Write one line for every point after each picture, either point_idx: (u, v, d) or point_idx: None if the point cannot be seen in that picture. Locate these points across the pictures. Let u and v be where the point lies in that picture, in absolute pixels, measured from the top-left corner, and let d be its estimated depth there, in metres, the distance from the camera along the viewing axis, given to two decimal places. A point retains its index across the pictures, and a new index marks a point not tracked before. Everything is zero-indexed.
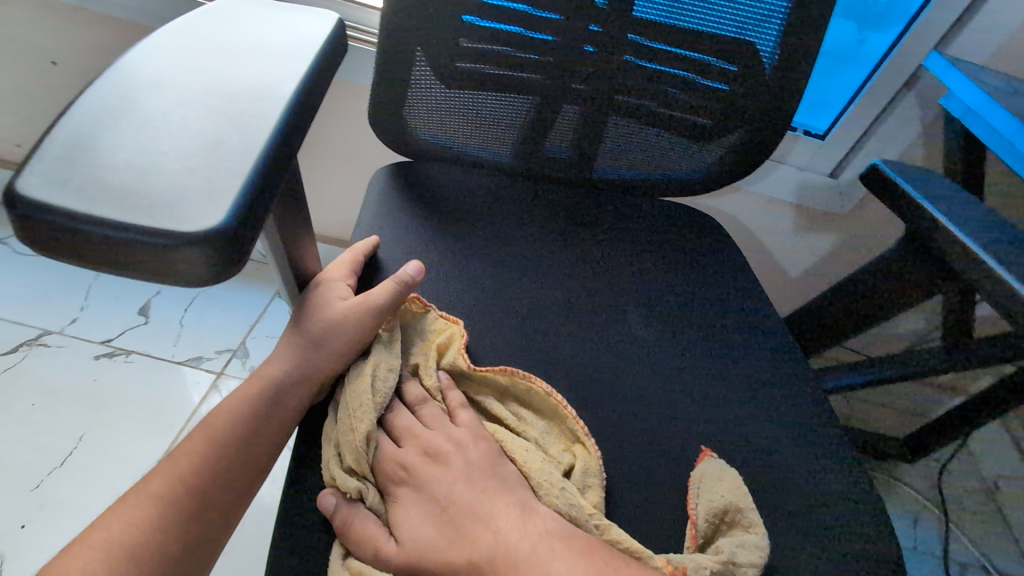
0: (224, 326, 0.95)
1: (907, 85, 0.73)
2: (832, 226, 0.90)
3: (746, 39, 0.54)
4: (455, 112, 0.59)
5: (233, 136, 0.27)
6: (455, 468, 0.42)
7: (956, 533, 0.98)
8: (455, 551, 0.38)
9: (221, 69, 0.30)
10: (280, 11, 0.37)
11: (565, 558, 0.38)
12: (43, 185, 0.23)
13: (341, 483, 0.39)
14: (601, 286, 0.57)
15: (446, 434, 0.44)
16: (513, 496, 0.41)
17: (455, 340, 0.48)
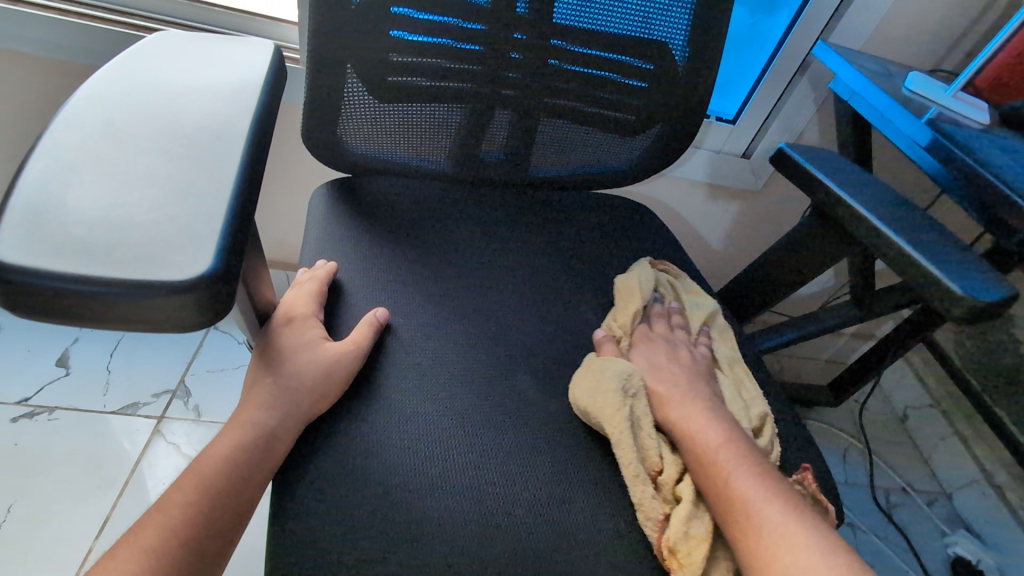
0: (158, 366, 0.89)
1: (799, 70, 0.80)
2: (749, 200, 0.97)
3: (652, 38, 0.57)
4: (391, 126, 0.59)
5: (200, 179, 0.27)
6: (687, 351, 0.54)
7: (880, 464, 1.10)
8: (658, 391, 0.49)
9: (172, 106, 0.30)
10: (207, 44, 0.36)
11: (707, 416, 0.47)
12: (21, 249, 0.22)
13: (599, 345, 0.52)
14: (557, 279, 0.59)
15: (688, 341, 0.55)
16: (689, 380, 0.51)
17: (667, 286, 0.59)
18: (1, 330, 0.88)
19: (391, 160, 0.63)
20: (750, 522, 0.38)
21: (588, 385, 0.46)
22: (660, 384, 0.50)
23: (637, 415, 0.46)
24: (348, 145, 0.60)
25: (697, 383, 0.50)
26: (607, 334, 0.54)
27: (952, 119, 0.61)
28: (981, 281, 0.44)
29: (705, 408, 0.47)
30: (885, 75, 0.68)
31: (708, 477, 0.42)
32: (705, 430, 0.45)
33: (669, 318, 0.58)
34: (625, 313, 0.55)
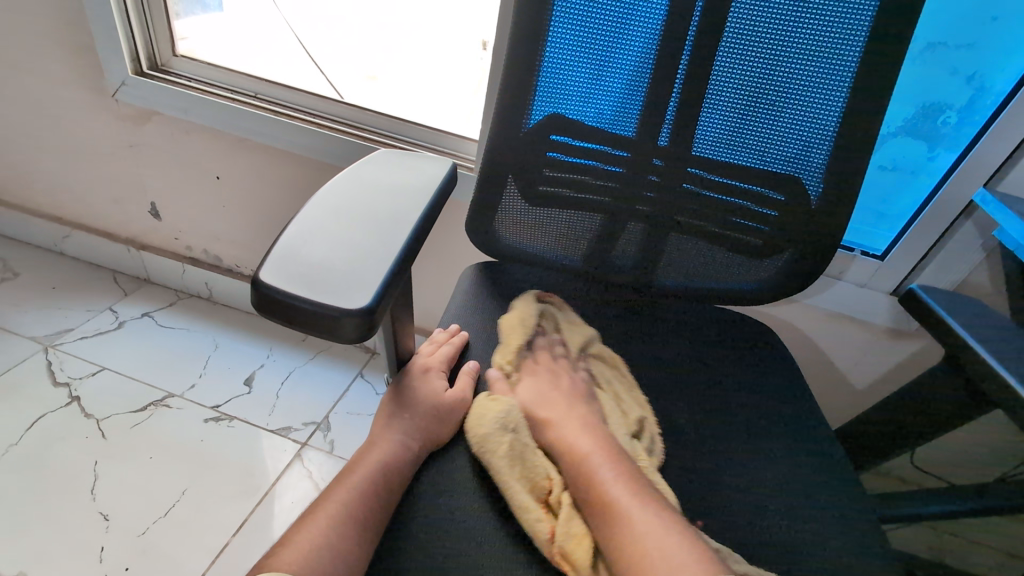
0: (313, 400, 1.06)
1: (962, 216, 0.76)
2: (895, 342, 0.90)
3: (786, 172, 0.61)
4: (536, 225, 0.70)
5: (386, 244, 0.37)
6: (565, 379, 0.62)
7: None
8: (578, 438, 0.53)
9: (378, 196, 0.42)
10: (406, 157, 0.49)
11: (605, 462, 0.50)
12: (275, 273, 0.34)
13: (496, 367, 0.60)
14: (662, 381, 0.62)
15: (571, 369, 0.63)
16: (571, 423, 0.55)
17: (509, 339, 0.63)
18: (216, 347, 1.13)
19: (532, 253, 0.73)
20: (632, 519, 0.45)
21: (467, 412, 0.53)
22: (542, 411, 0.57)
23: (524, 441, 0.52)
24: (500, 236, 0.71)
25: (580, 410, 0.57)
26: (498, 373, 0.59)
27: None
28: None
29: (584, 429, 0.55)
30: None
31: (593, 488, 0.48)
32: (592, 448, 0.52)
33: (552, 352, 0.65)
34: (507, 348, 0.62)
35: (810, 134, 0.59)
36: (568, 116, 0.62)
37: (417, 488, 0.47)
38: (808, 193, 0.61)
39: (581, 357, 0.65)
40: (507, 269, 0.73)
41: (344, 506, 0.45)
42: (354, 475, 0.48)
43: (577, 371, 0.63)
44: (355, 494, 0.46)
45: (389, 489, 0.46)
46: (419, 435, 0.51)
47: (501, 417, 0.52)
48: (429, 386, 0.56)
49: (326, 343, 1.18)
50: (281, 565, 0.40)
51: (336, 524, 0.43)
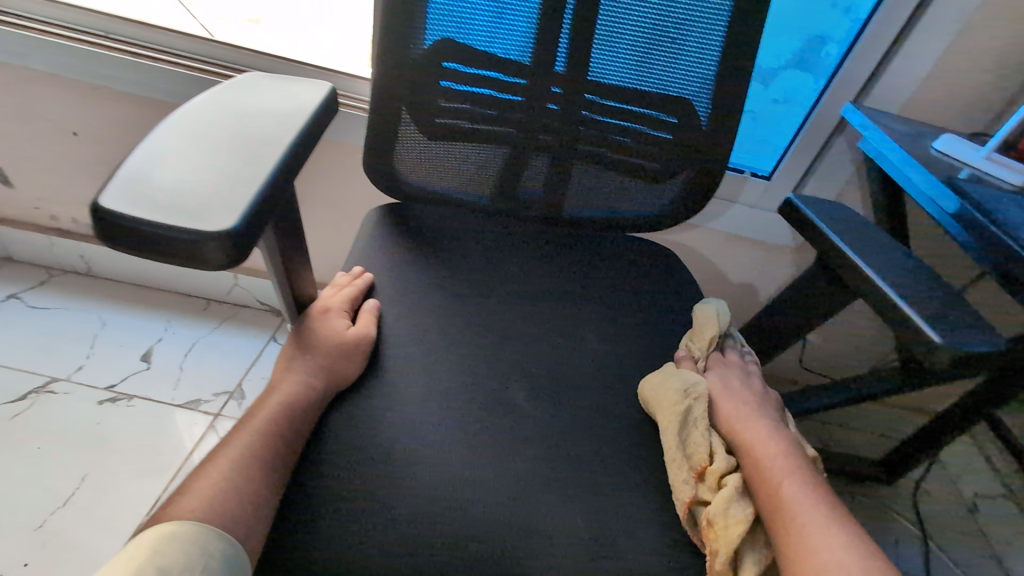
0: (222, 369, 1.00)
1: (833, 134, 0.83)
2: (783, 257, 0.98)
3: (678, 94, 0.62)
4: (438, 161, 0.67)
5: (253, 167, 0.34)
6: (748, 379, 0.60)
7: (940, 554, 1.01)
8: (746, 434, 0.52)
9: (242, 119, 0.39)
10: (278, 82, 0.46)
11: (773, 457, 0.50)
12: (118, 199, 0.30)
13: (693, 353, 0.61)
14: (572, 305, 0.64)
15: (748, 372, 0.62)
16: (764, 420, 0.55)
17: (708, 325, 0.62)
18: (103, 325, 1.03)
19: (437, 192, 0.71)
20: (801, 512, 0.44)
21: (656, 379, 0.54)
22: (726, 402, 0.56)
23: (695, 415, 0.52)
24: (402, 176, 0.68)
25: (759, 406, 0.56)
26: (688, 354, 0.60)
27: (984, 182, 0.59)
28: (970, 333, 0.45)
29: (758, 421, 0.54)
30: (912, 136, 0.67)
31: (760, 474, 0.48)
32: (764, 441, 0.51)
33: (734, 354, 0.64)
34: (703, 337, 0.61)
35: (696, 53, 0.60)
36: (459, 41, 0.59)
37: (325, 434, 0.46)
38: (697, 114, 0.63)
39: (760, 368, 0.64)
40: (413, 209, 0.71)
41: (251, 449, 0.42)
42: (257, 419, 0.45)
43: (762, 386, 0.61)
44: (260, 436, 0.44)
45: (296, 432, 0.45)
46: (310, 374, 0.49)
47: (680, 397, 0.52)
48: (329, 326, 0.54)
49: (232, 310, 1.10)
50: (183, 513, 0.37)
51: (242, 467, 0.41)
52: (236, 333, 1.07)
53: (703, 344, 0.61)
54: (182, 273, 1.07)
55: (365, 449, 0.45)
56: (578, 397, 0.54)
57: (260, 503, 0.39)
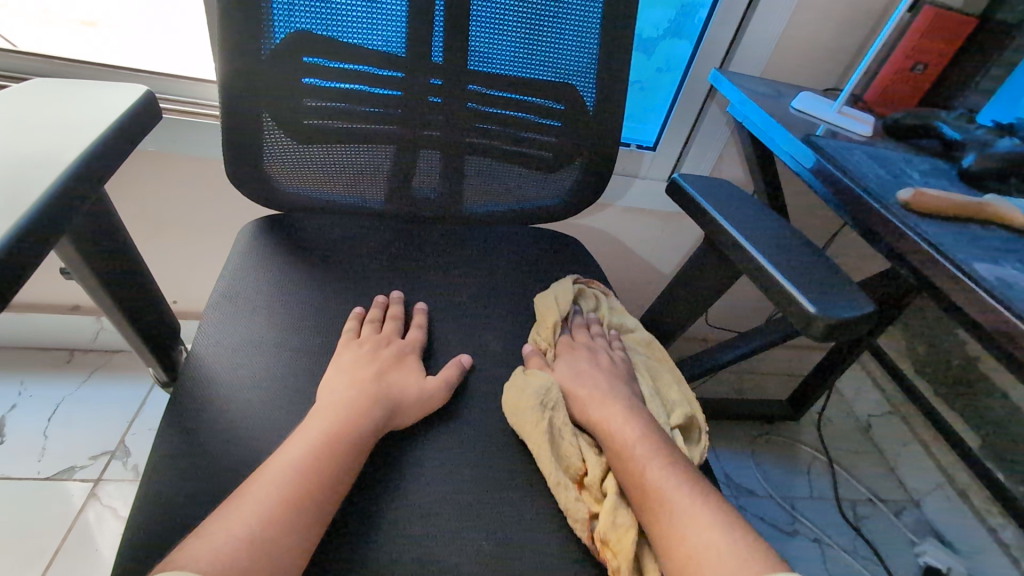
0: (96, 428, 0.87)
1: (710, 100, 0.85)
2: (678, 223, 1.01)
3: (567, 83, 0.58)
4: (314, 167, 0.59)
5: (9, 191, 0.30)
6: (604, 355, 0.56)
7: (845, 475, 1.11)
8: (604, 417, 0.48)
9: (15, 135, 0.34)
10: (79, 89, 0.41)
11: (634, 430, 0.46)
12: None
13: (541, 343, 0.56)
14: (480, 300, 0.60)
15: (607, 345, 0.58)
16: (621, 392, 0.51)
17: (552, 309, 0.58)
18: None
19: (321, 197, 0.63)
20: (669, 500, 0.40)
21: (509, 396, 0.48)
22: (583, 386, 0.51)
23: (557, 425, 0.47)
24: (278, 184, 0.60)
25: (616, 382, 0.52)
26: (535, 348, 0.55)
27: (841, 136, 0.61)
28: (834, 299, 0.47)
29: (617, 400, 0.49)
30: (774, 97, 0.69)
31: (624, 466, 0.43)
32: (626, 423, 0.47)
33: (589, 327, 0.60)
34: (546, 326, 0.57)
35: (576, 32, 0.56)
36: (317, 33, 0.51)
37: (191, 498, 0.39)
38: (585, 99, 0.60)
39: (617, 335, 0.60)
40: (294, 223, 0.63)
41: (272, 486, 0.37)
42: (297, 446, 0.40)
43: (616, 349, 0.58)
44: (296, 470, 0.38)
45: (348, 463, 0.40)
46: (375, 407, 0.45)
47: (529, 401, 0.47)
48: (359, 355, 0.50)
49: (103, 358, 0.97)
50: (191, 562, 0.31)
51: (268, 508, 0.35)
52: (112, 383, 0.93)
53: (549, 327, 0.57)
54: (29, 325, 0.91)
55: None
56: (492, 400, 0.50)
57: (289, 557, 0.34)
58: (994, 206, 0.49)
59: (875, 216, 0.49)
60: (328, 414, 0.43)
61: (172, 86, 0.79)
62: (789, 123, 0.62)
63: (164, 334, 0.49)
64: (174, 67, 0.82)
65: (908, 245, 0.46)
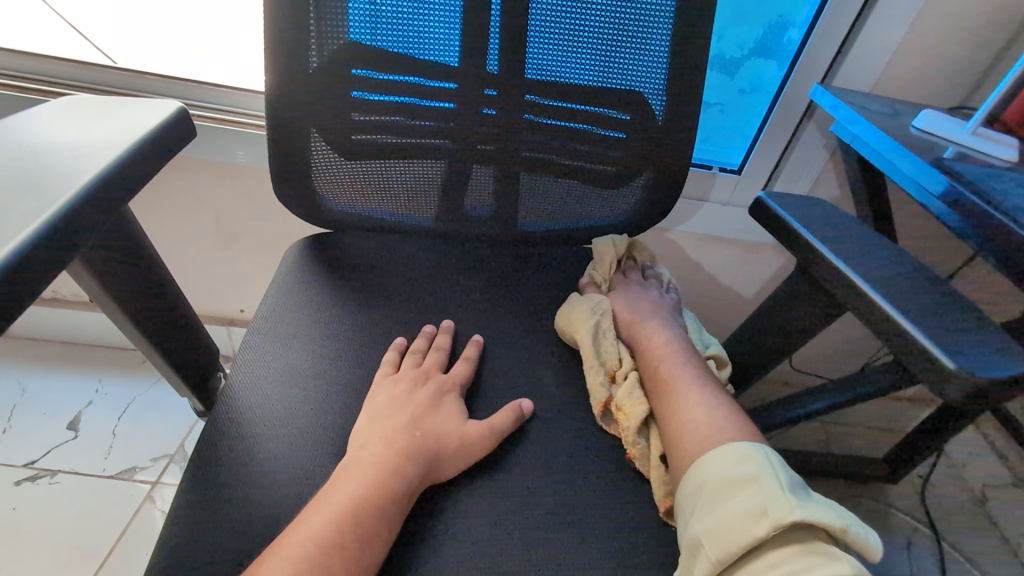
0: (159, 430, 0.90)
1: (805, 117, 0.75)
2: (760, 251, 0.92)
3: (633, 89, 0.52)
4: (364, 183, 0.57)
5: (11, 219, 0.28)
6: (655, 292, 0.61)
7: (954, 553, 0.94)
8: (646, 332, 0.54)
9: (41, 154, 0.34)
10: (116, 106, 0.41)
11: (671, 344, 0.52)
12: None
13: (599, 274, 0.61)
14: (529, 331, 0.55)
15: (657, 287, 0.63)
16: (666, 318, 0.56)
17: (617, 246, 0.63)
18: (24, 392, 0.92)
19: (373, 216, 0.61)
20: (684, 392, 0.46)
21: (567, 306, 0.55)
22: (632, 311, 0.57)
23: (604, 330, 0.53)
24: (325, 201, 0.58)
25: (663, 311, 0.58)
26: (591, 280, 0.61)
27: (973, 160, 0.50)
28: (978, 359, 0.37)
29: (662, 323, 0.55)
30: (888, 115, 0.59)
31: (655, 368, 0.50)
32: (666, 340, 0.52)
33: (643, 273, 0.65)
34: (604, 262, 0.62)
35: (645, 36, 0.50)
36: (368, 44, 0.48)
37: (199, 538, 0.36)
38: (654, 109, 0.53)
39: (668, 280, 0.64)
40: (342, 243, 0.61)
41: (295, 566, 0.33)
42: (325, 515, 0.36)
43: (668, 291, 0.62)
44: (323, 546, 0.34)
45: (370, 536, 0.36)
46: (409, 464, 0.41)
47: (586, 308, 0.54)
48: (392, 392, 0.46)
49: None
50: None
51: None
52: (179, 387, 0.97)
53: (612, 256, 0.62)
54: (111, 326, 0.97)
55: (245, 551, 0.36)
56: (535, 451, 0.44)
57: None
58: None
59: None
60: (349, 474, 0.39)
61: (243, 101, 0.81)
62: (905, 143, 0.52)
63: (203, 352, 0.48)
64: (246, 83, 0.84)
65: None
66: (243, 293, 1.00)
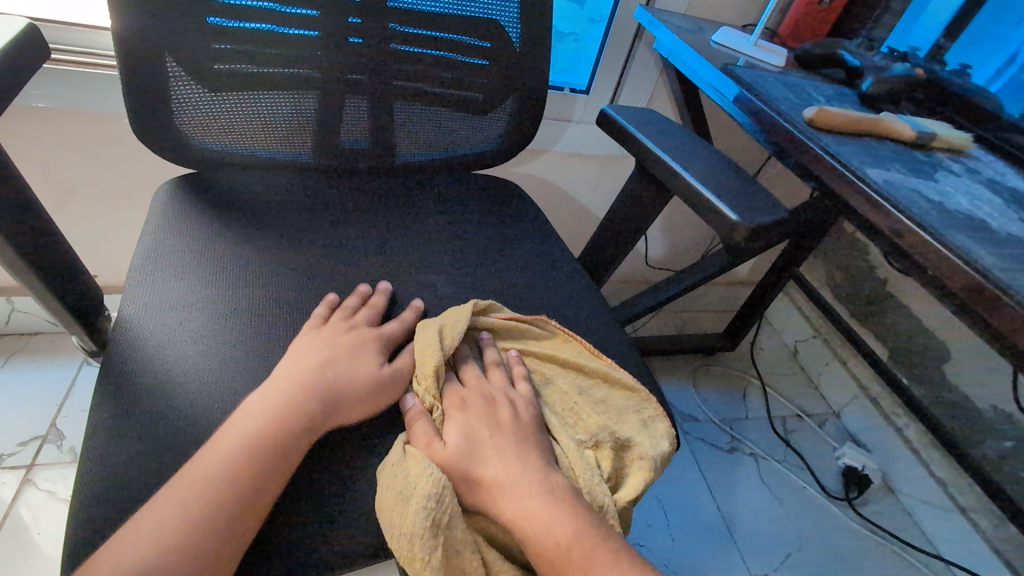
0: (21, 414, 0.82)
1: (636, 39, 0.85)
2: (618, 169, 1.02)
3: (492, 17, 0.57)
4: (231, 118, 0.54)
5: None
6: (503, 405, 0.43)
7: (775, 395, 1.20)
8: (516, 497, 0.37)
9: None
10: None
11: (559, 516, 0.36)
12: None
13: (417, 392, 0.43)
14: (411, 239, 0.58)
15: (506, 385, 0.45)
16: (537, 454, 0.40)
17: (430, 345, 0.44)
18: None
19: (245, 156, 0.57)
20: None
21: (388, 494, 0.36)
22: (488, 464, 0.39)
23: (450, 524, 0.35)
24: (191, 140, 0.53)
25: (527, 448, 0.40)
26: (417, 403, 0.42)
27: (758, 67, 0.62)
28: (765, 207, 0.46)
29: (542, 480, 0.38)
30: (697, 31, 0.70)
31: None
32: (555, 524, 0.35)
33: (487, 361, 0.47)
34: (426, 371, 0.43)
35: None
36: None
37: (128, 451, 0.37)
38: (511, 36, 0.58)
39: (518, 359, 0.48)
40: (213, 177, 0.57)
41: (228, 451, 0.35)
42: (256, 400, 0.38)
43: (518, 385, 0.45)
44: (252, 431, 0.36)
45: (309, 428, 0.38)
46: (341, 363, 0.42)
47: (422, 501, 0.35)
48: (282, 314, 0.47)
49: (21, 340, 0.90)
50: (142, 538, 0.31)
51: (219, 482, 0.34)
52: (37, 367, 0.88)
53: (425, 367, 0.43)
54: None
55: (182, 446, 0.38)
56: None
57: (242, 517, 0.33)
58: (890, 121, 0.51)
59: (790, 137, 0.51)
60: (277, 381, 0.40)
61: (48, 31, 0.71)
62: (713, 56, 0.63)
63: (80, 294, 0.46)
64: (42, 8, 0.72)
65: (822, 160, 0.48)
66: (88, 258, 0.89)
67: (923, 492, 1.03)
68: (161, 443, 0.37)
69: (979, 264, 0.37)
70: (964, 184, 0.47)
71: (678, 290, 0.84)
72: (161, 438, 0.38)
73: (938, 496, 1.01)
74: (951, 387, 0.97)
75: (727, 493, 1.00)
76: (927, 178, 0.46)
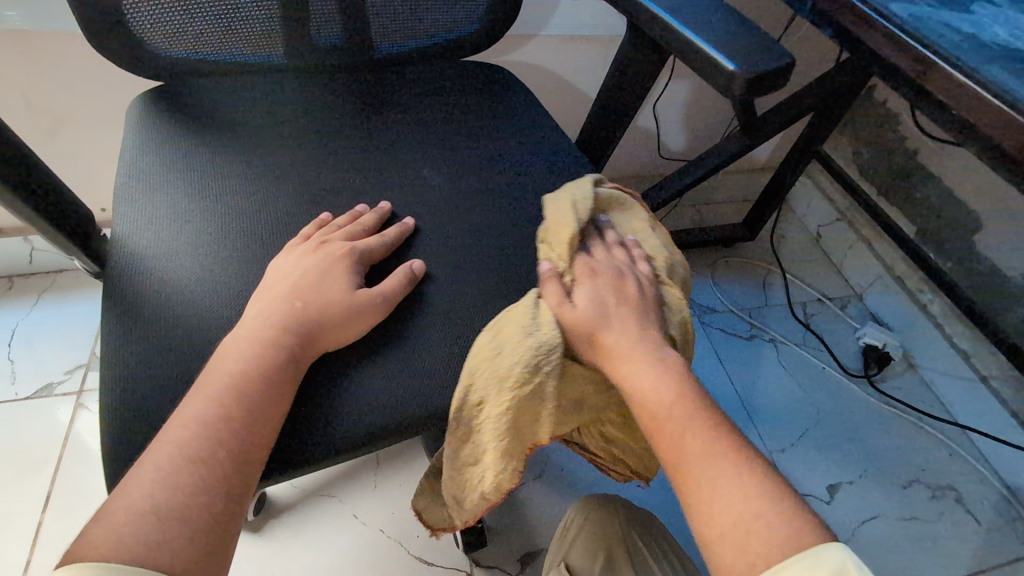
0: (63, 346, 0.86)
1: None
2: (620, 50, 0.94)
3: None
4: (188, 12, 0.50)
5: None
6: (629, 280, 0.44)
7: (796, 282, 1.18)
8: (623, 361, 0.39)
9: None
10: None
11: (658, 381, 0.37)
12: None
13: (552, 258, 0.45)
14: (401, 135, 0.55)
15: (628, 261, 0.46)
16: (645, 328, 0.41)
17: (572, 218, 0.46)
18: None
19: (218, 61, 0.55)
20: (701, 487, 0.32)
21: (507, 338, 0.40)
22: (612, 330, 0.41)
23: (542, 385, 0.39)
24: (155, 43, 0.51)
25: (647, 320, 0.42)
26: (552, 267, 0.44)
27: None
28: (774, 62, 0.42)
29: (658, 353, 0.39)
30: None
31: (658, 442, 0.35)
32: (659, 383, 0.37)
33: (610, 240, 0.48)
34: (562, 240, 0.46)
35: None
36: None
37: (152, 367, 0.38)
38: None
39: (637, 242, 0.49)
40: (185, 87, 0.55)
41: (237, 363, 0.36)
42: (250, 313, 0.39)
43: (638, 264, 0.46)
44: (249, 341, 0.37)
45: (309, 331, 0.39)
46: (334, 269, 0.42)
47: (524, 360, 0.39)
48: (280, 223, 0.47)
49: (47, 279, 0.93)
50: (174, 435, 0.32)
51: (234, 388, 0.35)
52: (66, 303, 0.91)
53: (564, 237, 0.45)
54: None
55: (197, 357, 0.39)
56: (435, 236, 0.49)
57: (261, 416, 0.35)
58: None
59: None
60: (271, 292, 0.40)
61: None
62: None
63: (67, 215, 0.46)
64: None
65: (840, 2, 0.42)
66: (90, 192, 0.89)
67: (944, 363, 1.04)
68: (175, 354, 0.39)
69: (1016, 99, 0.34)
70: (1004, 13, 0.41)
71: (691, 178, 0.80)
72: (174, 350, 0.39)
73: (960, 367, 1.02)
74: (978, 258, 0.94)
75: (745, 379, 1.02)
76: (961, 10, 0.41)
